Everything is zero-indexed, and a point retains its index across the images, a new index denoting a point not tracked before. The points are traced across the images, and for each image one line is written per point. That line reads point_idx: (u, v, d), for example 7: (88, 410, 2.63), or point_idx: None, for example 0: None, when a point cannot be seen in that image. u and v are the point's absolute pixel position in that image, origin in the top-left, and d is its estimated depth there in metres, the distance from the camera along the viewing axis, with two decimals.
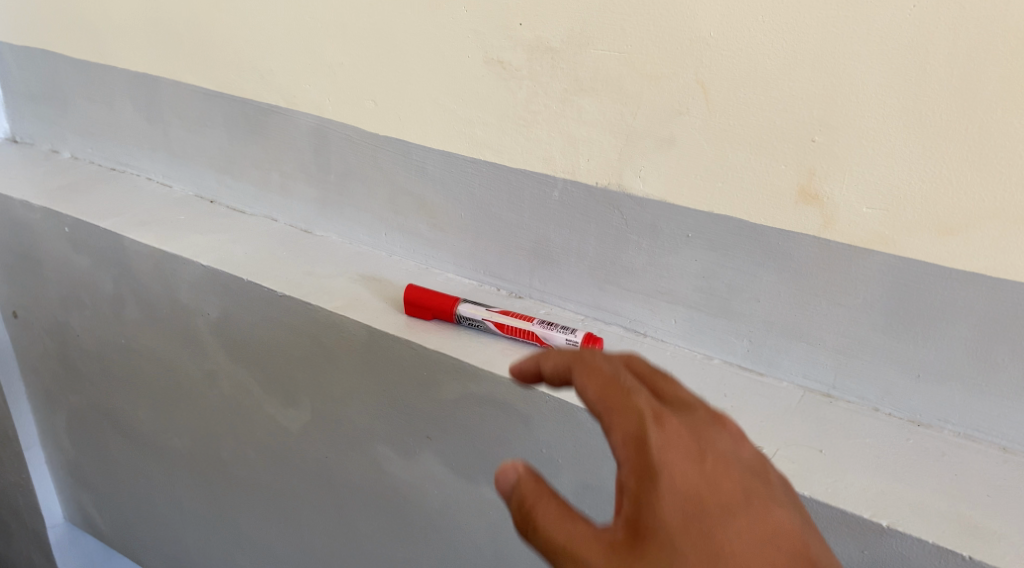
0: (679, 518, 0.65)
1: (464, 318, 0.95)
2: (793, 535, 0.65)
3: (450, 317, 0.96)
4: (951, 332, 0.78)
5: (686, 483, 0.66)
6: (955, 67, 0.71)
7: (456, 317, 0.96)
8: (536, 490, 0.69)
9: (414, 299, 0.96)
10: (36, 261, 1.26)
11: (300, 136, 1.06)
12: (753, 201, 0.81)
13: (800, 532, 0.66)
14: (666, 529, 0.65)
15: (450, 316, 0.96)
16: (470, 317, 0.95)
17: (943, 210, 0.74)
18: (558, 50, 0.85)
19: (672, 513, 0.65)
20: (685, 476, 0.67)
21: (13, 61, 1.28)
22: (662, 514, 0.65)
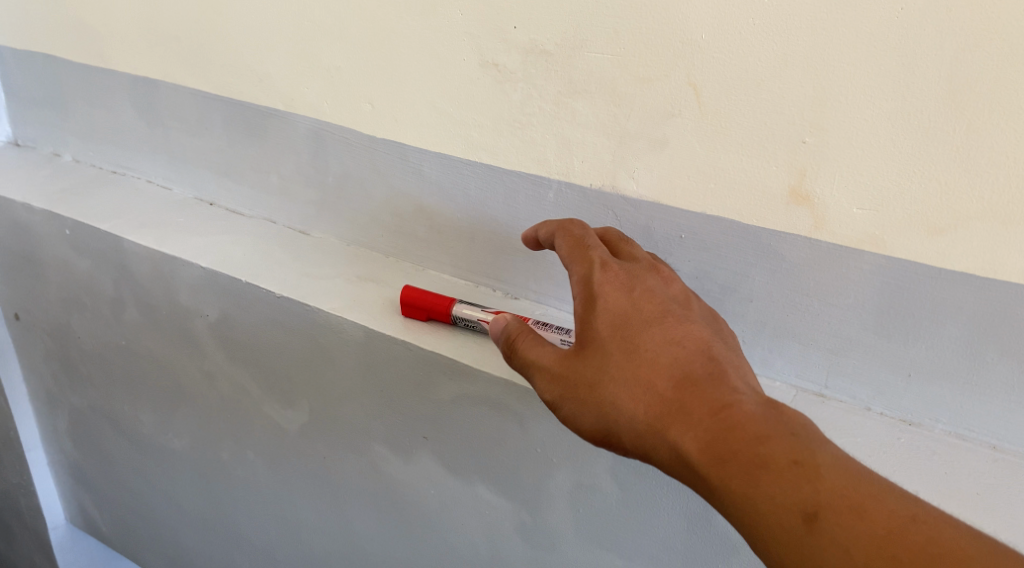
0: (610, 333, 0.78)
1: (459, 318, 0.96)
2: (706, 340, 0.77)
3: (446, 317, 0.96)
4: (940, 332, 0.79)
5: (617, 304, 0.80)
6: (942, 69, 0.72)
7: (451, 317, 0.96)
8: (514, 332, 0.83)
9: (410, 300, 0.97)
10: (38, 263, 1.27)
11: (297, 139, 1.07)
12: (745, 202, 0.82)
13: (714, 340, 0.78)
14: (601, 344, 0.78)
15: (446, 316, 0.96)
16: (466, 317, 0.95)
17: (932, 211, 0.75)
18: (552, 53, 0.86)
19: (605, 326, 0.79)
20: (616, 296, 0.80)
21: (14, 65, 1.29)
22: (597, 329, 0.79)
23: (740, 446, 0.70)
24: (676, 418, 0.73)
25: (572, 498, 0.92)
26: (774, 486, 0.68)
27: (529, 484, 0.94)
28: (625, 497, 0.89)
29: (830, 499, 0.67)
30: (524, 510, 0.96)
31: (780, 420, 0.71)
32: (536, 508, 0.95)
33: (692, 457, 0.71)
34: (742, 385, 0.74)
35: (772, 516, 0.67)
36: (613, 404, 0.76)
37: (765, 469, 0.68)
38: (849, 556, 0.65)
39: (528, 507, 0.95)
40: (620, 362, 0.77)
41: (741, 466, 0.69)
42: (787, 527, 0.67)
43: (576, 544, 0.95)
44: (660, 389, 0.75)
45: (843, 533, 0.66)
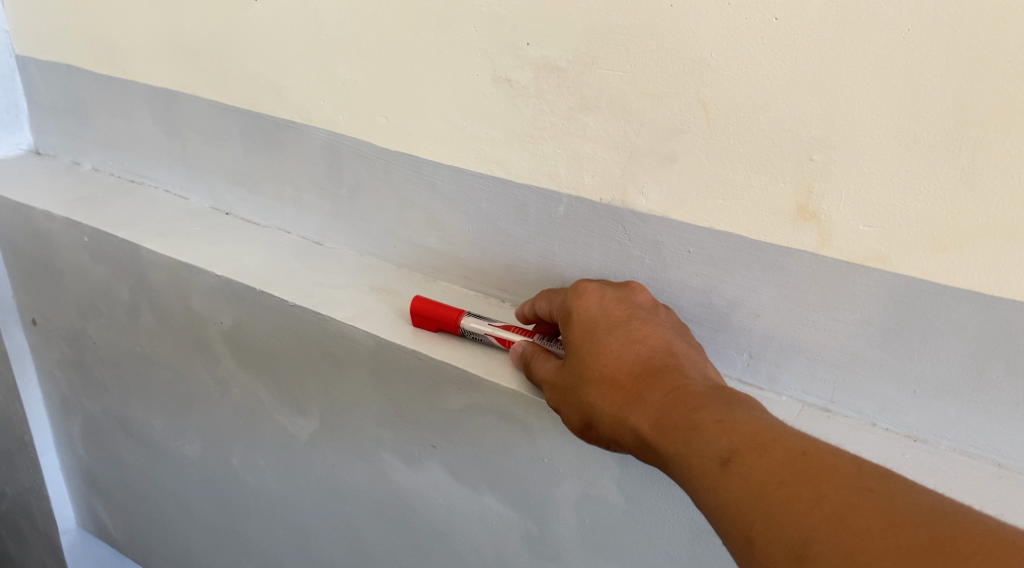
0: (581, 337, 0.85)
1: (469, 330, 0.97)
2: (668, 338, 0.83)
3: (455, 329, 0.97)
4: (946, 349, 0.80)
5: (587, 315, 0.86)
6: (947, 89, 0.73)
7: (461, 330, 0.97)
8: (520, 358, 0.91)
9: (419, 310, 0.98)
10: (56, 270, 1.30)
11: (313, 150, 1.09)
12: (753, 218, 0.83)
13: (675, 339, 0.83)
14: (574, 346, 0.85)
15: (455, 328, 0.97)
16: (475, 329, 0.96)
17: (937, 229, 0.76)
18: (564, 69, 0.87)
19: (579, 331, 0.85)
20: (589, 304, 0.86)
21: (37, 75, 1.31)
22: (572, 336, 0.85)
23: (680, 414, 0.75)
24: (631, 400, 0.78)
25: (577, 508, 0.93)
26: (702, 443, 0.72)
27: (535, 494, 0.95)
28: (630, 508, 0.90)
29: (742, 444, 0.70)
30: (530, 520, 0.97)
31: (719, 394, 0.75)
32: (542, 518, 0.96)
33: (645, 432, 0.76)
34: (694, 373, 0.79)
35: (699, 468, 0.71)
36: (584, 397, 0.82)
37: (695, 429, 0.73)
38: (755, 490, 0.68)
39: (535, 517, 0.96)
40: (587, 360, 0.83)
41: (678, 432, 0.74)
42: (707, 473, 0.71)
43: (581, 554, 0.95)
44: (621, 380, 0.80)
45: (753, 471, 0.69)
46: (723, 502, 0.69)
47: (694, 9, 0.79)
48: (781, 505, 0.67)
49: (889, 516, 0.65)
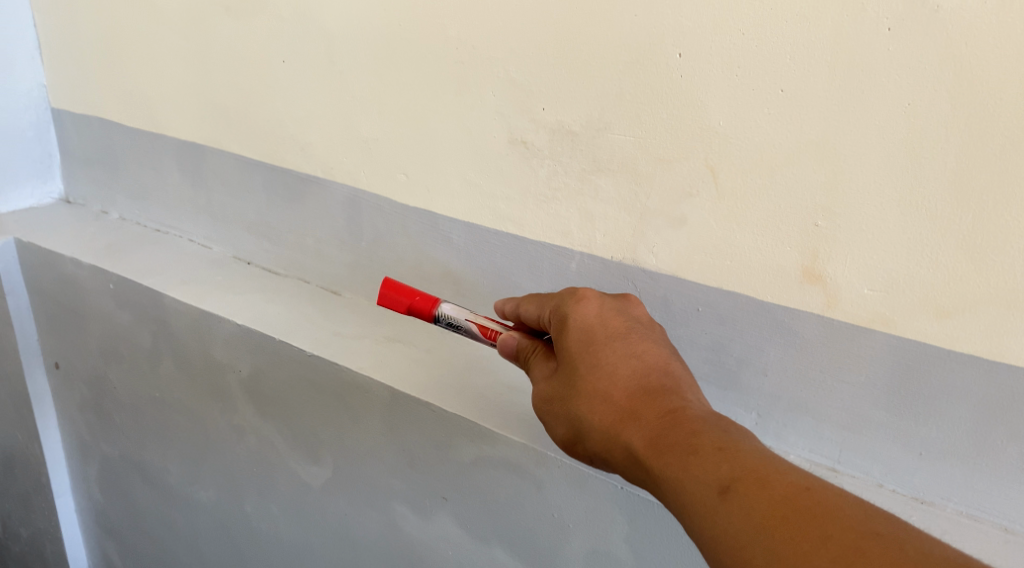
0: (577, 347, 0.83)
1: (444, 320, 0.94)
2: (664, 355, 0.82)
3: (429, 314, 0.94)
4: (952, 412, 0.81)
5: (584, 322, 0.84)
6: (948, 161, 0.75)
7: (435, 316, 0.94)
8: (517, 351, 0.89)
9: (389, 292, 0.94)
10: (81, 315, 1.33)
11: (334, 204, 1.12)
12: (760, 279, 0.85)
13: (672, 356, 0.83)
14: (569, 357, 0.83)
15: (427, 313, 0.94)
16: (451, 318, 0.94)
17: (941, 295, 0.78)
18: (578, 134, 0.90)
19: (573, 342, 0.83)
20: (586, 315, 0.84)
21: (71, 127, 1.36)
22: (566, 345, 0.84)
23: (679, 439, 0.74)
24: (627, 417, 0.78)
25: (586, 562, 0.94)
26: (701, 471, 0.71)
27: (545, 548, 0.96)
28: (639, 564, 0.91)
29: (743, 475, 0.70)
30: None
31: (717, 420, 0.75)
32: None
33: (641, 454, 0.75)
34: (691, 393, 0.79)
35: (696, 496, 0.71)
36: (579, 412, 0.81)
37: (694, 455, 0.72)
38: (754, 524, 0.68)
39: None
40: (583, 373, 0.81)
41: (676, 457, 0.73)
42: (705, 502, 0.70)
43: None
44: (617, 398, 0.79)
45: (753, 504, 0.69)
46: (719, 532, 0.69)
47: (702, 80, 0.82)
48: (780, 541, 0.67)
49: (890, 561, 0.64)
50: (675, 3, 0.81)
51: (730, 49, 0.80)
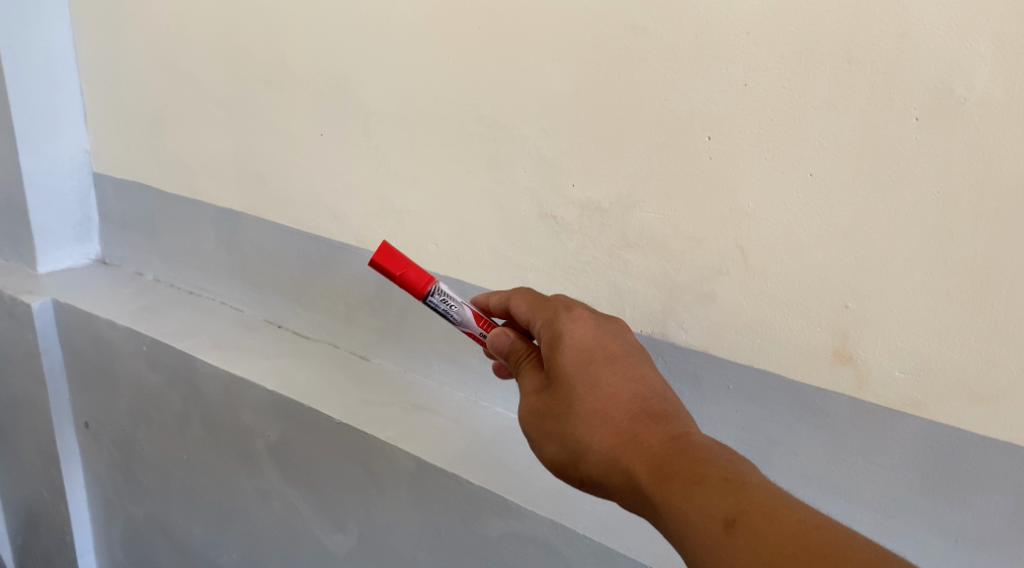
0: (573, 366, 0.80)
1: (437, 296, 0.88)
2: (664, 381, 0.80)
3: (421, 287, 0.88)
4: (987, 500, 0.80)
5: (583, 340, 0.81)
6: (979, 247, 0.75)
7: (427, 290, 0.88)
8: (511, 352, 0.86)
9: (390, 249, 0.88)
10: (113, 376, 1.35)
11: (366, 272, 1.14)
12: (790, 358, 0.85)
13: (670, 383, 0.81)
14: (564, 375, 0.80)
15: (418, 286, 0.88)
16: (445, 295, 0.89)
17: (974, 380, 0.77)
18: (607, 210, 0.91)
19: (569, 361, 0.80)
20: (584, 333, 0.82)
21: (111, 191, 1.39)
22: (563, 360, 0.81)
23: (683, 467, 0.72)
24: (628, 441, 0.76)
25: None
26: (705, 501, 0.70)
27: None
28: None
29: (750, 508, 0.68)
30: None
31: (722, 450, 0.74)
32: None
33: (642, 482, 0.73)
34: (692, 421, 0.77)
35: (701, 529, 0.69)
36: (576, 433, 0.78)
37: (699, 484, 0.71)
38: (760, 557, 0.66)
39: None
40: (581, 394, 0.79)
41: (680, 486, 0.71)
42: (711, 536, 0.68)
43: None
44: (618, 421, 0.77)
45: (758, 537, 0.67)
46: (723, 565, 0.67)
47: (731, 162, 0.83)
48: None
49: None
50: (704, 88, 0.83)
51: (759, 133, 0.81)
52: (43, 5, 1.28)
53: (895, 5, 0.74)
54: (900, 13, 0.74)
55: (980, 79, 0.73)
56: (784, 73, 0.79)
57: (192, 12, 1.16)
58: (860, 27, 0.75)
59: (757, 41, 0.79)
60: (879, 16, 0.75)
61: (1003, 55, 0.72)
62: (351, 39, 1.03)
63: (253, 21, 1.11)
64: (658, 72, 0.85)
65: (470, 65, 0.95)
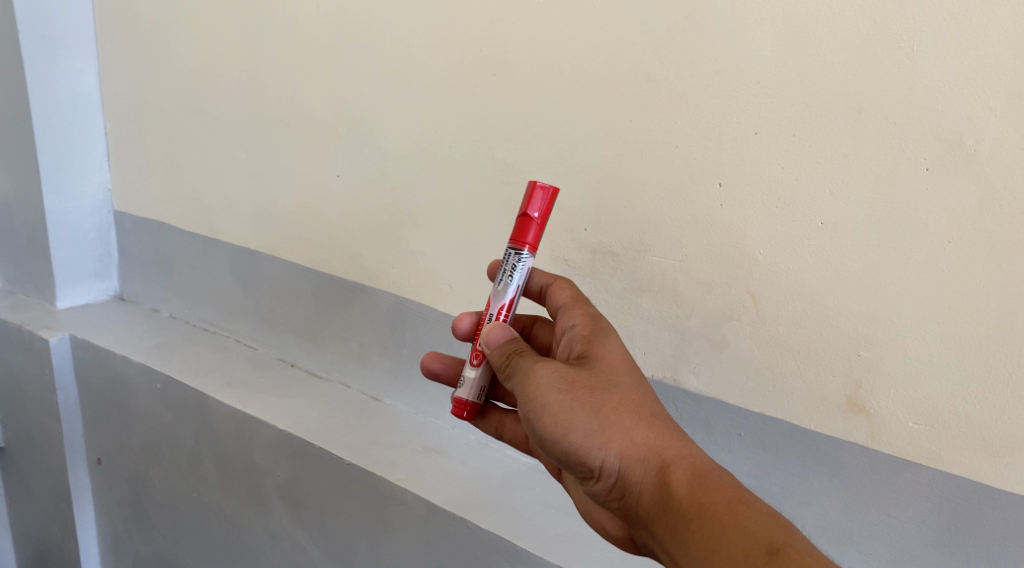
0: (623, 360, 0.79)
1: (517, 259, 0.83)
2: None
3: (525, 238, 0.83)
4: (1002, 555, 0.79)
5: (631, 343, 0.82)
6: (991, 299, 0.75)
7: (522, 246, 0.83)
8: (507, 340, 0.81)
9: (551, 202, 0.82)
10: (127, 413, 1.35)
11: (380, 312, 1.14)
12: (801, 406, 0.84)
13: None
14: (613, 364, 0.79)
15: (523, 234, 0.83)
16: (524, 268, 0.84)
17: (989, 433, 0.77)
18: (619, 254, 0.91)
19: (617, 352, 0.80)
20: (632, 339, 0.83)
21: (131, 228, 1.41)
22: (613, 352, 0.80)
23: (729, 485, 0.74)
24: (672, 444, 0.76)
25: None
26: (754, 521, 0.72)
27: None
28: None
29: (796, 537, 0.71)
30: None
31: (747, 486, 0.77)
32: None
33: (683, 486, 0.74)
34: None
35: (745, 545, 0.71)
36: (617, 415, 0.76)
37: (747, 504, 0.73)
38: None
39: None
40: (629, 385, 0.78)
41: (725, 500, 0.73)
42: (753, 558, 0.70)
43: None
44: (660, 421, 0.77)
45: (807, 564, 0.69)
46: None
47: (742, 209, 0.83)
48: None
49: None
50: (716, 137, 0.83)
51: (770, 181, 0.82)
52: (71, 48, 1.31)
53: (904, 57, 0.75)
54: (910, 66, 0.75)
55: (990, 131, 0.73)
56: (794, 122, 0.80)
57: (215, 55, 1.19)
58: (870, 79, 0.76)
59: (768, 91, 0.80)
60: (889, 68, 0.75)
61: (1012, 108, 0.72)
62: (370, 83, 1.05)
63: (274, 65, 1.13)
64: (670, 120, 0.85)
65: (485, 110, 0.97)
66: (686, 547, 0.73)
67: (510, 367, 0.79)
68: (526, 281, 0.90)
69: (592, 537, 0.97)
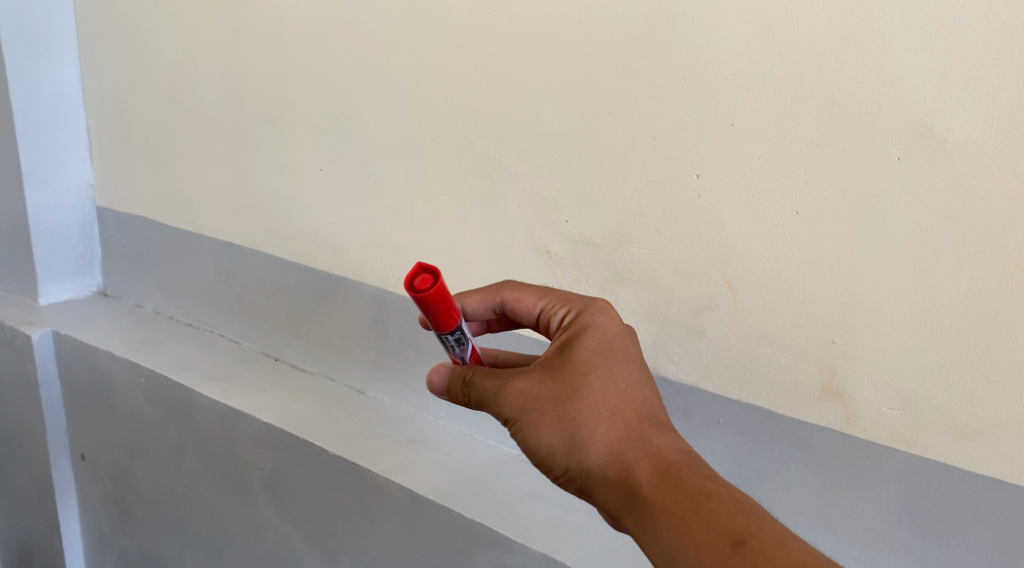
0: (589, 357, 0.79)
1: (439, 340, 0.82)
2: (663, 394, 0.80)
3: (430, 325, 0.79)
4: (972, 535, 0.81)
5: (604, 334, 0.80)
6: (960, 285, 0.77)
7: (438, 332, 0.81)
8: (444, 378, 0.82)
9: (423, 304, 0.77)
10: (111, 408, 1.35)
11: (363, 305, 1.15)
12: (778, 393, 0.86)
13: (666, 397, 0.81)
14: (577, 364, 0.78)
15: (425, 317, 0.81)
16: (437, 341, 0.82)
17: (959, 416, 0.78)
18: (600, 245, 0.93)
19: (586, 350, 0.79)
20: (606, 326, 0.81)
21: (114, 224, 1.41)
22: (579, 351, 0.79)
23: (692, 481, 0.73)
24: (636, 440, 0.75)
25: None
26: (713, 519, 0.70)
27: None
28: None
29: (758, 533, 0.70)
30: None
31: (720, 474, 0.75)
32: None
33: (644, 485, 0.73)
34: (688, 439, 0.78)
35: (707, 546, 0.70)
36: (578, 422, 0.76)
37: (708, 500, 0.71)
38: None
39: None
40: (592, 385, 0.77)
41: (687, 499, 0.72)
42: (714, 557, 0.69)
43: None
44: (625, 418, 0.76)
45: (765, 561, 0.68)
46: None
47: (719, 200, 0.85)
48: None
49: None
50: (693, 128, 0.85)
51: (746, 172, 0.83)
52: (54, 43, 1.31)
53: (876, 48, 0.76)
54: (881, 58, 0.76)
55: (959, 121, 0.75)
56: (769, 114, 0.81)
57: (198, 51, 1.19)
58: (842, 71, 0.78)
59: (744, 83, 0.82)
60: (861, 59, 0.77)
61: (980, 98, 0.74)
62: (352, 77, 1.05)
63: (256, 59, 1.13)
64: (649, 112, 0.87)
65: (466, 104, 0.98)
66: (654, 548, 0.72)
67: (466, 394, 0.81)
68: (467, 310, 0.88)
69: (575, 525, 0.98)
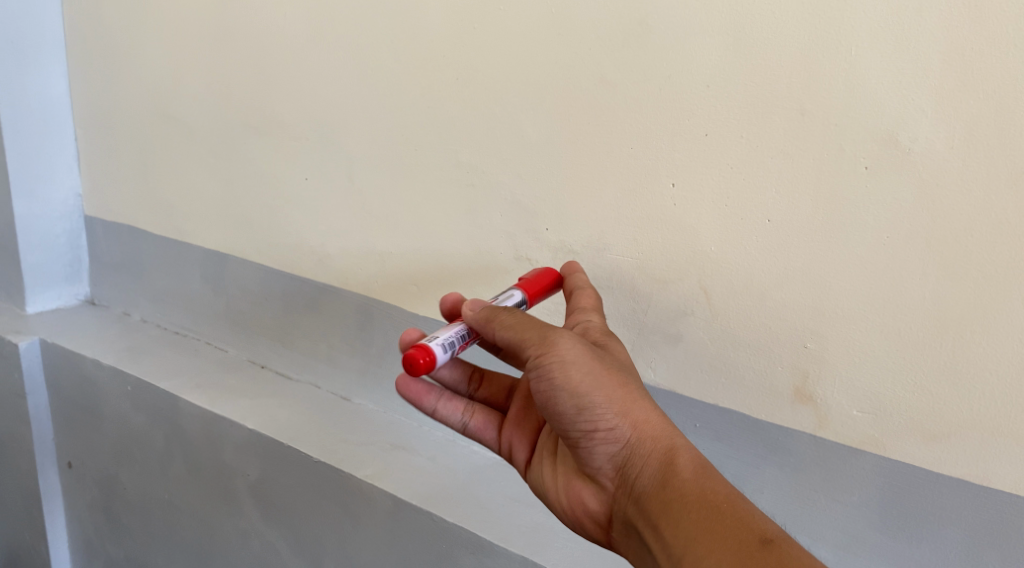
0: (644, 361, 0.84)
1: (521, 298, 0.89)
2: None
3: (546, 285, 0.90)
4: (942, 535, 0.82)
5: None
6: (928, 291, 0.79)
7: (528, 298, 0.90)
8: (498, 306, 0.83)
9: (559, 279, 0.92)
10: (98, 416, 1.36)
11: (348, 312, 1.16)
12: (753, 397, 0.88)
13: None
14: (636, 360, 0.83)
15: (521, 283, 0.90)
16: (511, 296, 0.89)
17: (927, 419, 0.80)
18: (579, 252, 0.95)
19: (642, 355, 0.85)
20: None
21: (101, 233, 1.42)
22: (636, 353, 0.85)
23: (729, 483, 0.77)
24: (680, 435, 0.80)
25: None
26: (753, 513, 0.74)
27: None
28: None
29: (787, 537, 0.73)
30: None
31: None
32: None
33: (686, 469, 0.77)
34: None
35: (743, 533, 0.73)
36: (637, 395, 0.80)
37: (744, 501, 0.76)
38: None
39: None
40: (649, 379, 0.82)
41: (728, 493, 0.76)
42: (748, 543, 0.72)
43: None
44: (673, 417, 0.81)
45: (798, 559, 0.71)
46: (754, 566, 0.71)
47: (694, 208, 0.87)
48: None
49: None
50: (668, 138, 0.87)
51: (720, 181, 0.85)
52: (41, 54, 1.33)
53: (843, 61, 0.78)
54: (849, 70, 0.78)
55: (923, 132, 0.77)
56: (741, 124, 0.83)
57: (185, 62, 1.20)
58: (811, 82, 0.80)
59: (717, 94, 0.84)
60: (829, 71, 0.79)
61: (944, 109, 0.76)
62: (337, 88, 1.07)
63: (242, 70, 1.15)
64: (625, 123, 0.89)
65: (448, 115, 0.99)
66: (681, 524, 0.75)
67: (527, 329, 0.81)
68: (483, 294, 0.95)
69: (555, 528, 1.00)
